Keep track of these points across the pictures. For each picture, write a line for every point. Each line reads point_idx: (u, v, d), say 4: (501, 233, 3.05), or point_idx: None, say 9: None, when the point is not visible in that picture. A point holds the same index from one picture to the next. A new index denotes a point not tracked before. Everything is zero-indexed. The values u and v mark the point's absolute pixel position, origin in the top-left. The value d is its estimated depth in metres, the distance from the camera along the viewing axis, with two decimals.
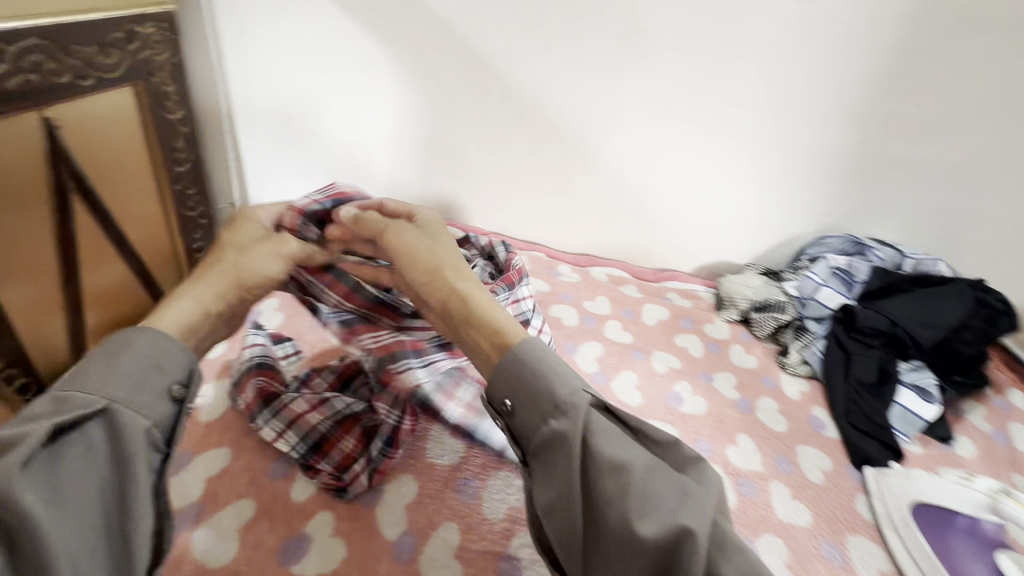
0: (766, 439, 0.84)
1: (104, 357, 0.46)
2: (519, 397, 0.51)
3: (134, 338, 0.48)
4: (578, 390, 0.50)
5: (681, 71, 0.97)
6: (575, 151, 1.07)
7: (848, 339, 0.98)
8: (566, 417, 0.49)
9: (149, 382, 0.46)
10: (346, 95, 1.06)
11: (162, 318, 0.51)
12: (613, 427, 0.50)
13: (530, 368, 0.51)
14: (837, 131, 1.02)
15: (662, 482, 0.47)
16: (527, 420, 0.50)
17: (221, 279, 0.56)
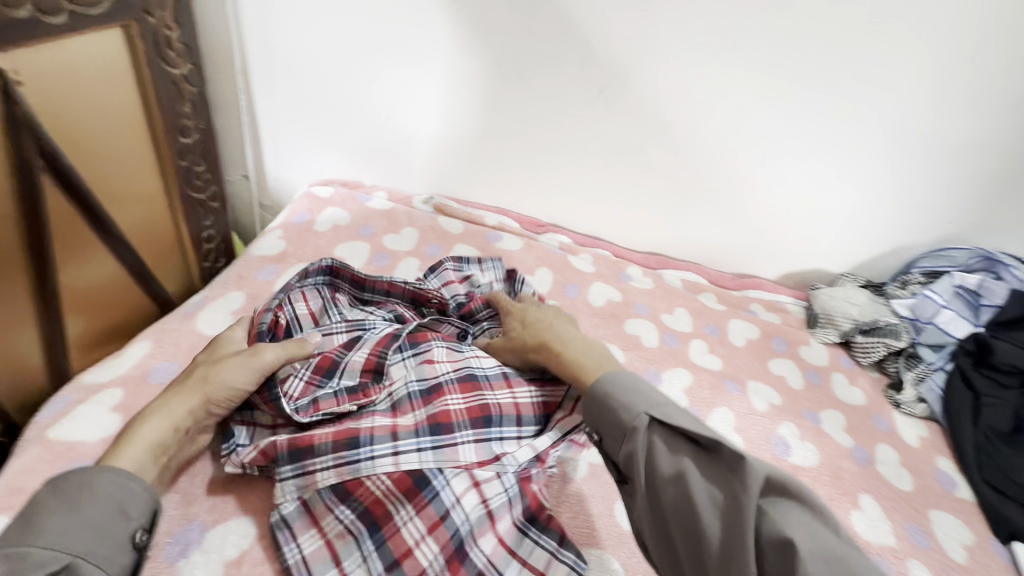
0: (892, 501, 0.70)
1: (63, 498, 0.46)
2: (599, 428, 0.52)
3: (91, 479, 0.47)
4: (638, 413, 0.49)
5: (813, 38, 0.78)
6: (660, 133, 0.88)
7: (978, 375, 0.83)
8: (628, 440, 0.49)
9: (107, 529, 0.46)
10: (388, 51, 0.87)
11: (130, 443, 0.53)
12: (670, 440, 0.48)
13: (608, 399, 0.52)
14: (990, 123, 0.83)
15: (717, 487, 0.44)
16: (610, 450, 0.51)
17: (191, 397, 0.58)
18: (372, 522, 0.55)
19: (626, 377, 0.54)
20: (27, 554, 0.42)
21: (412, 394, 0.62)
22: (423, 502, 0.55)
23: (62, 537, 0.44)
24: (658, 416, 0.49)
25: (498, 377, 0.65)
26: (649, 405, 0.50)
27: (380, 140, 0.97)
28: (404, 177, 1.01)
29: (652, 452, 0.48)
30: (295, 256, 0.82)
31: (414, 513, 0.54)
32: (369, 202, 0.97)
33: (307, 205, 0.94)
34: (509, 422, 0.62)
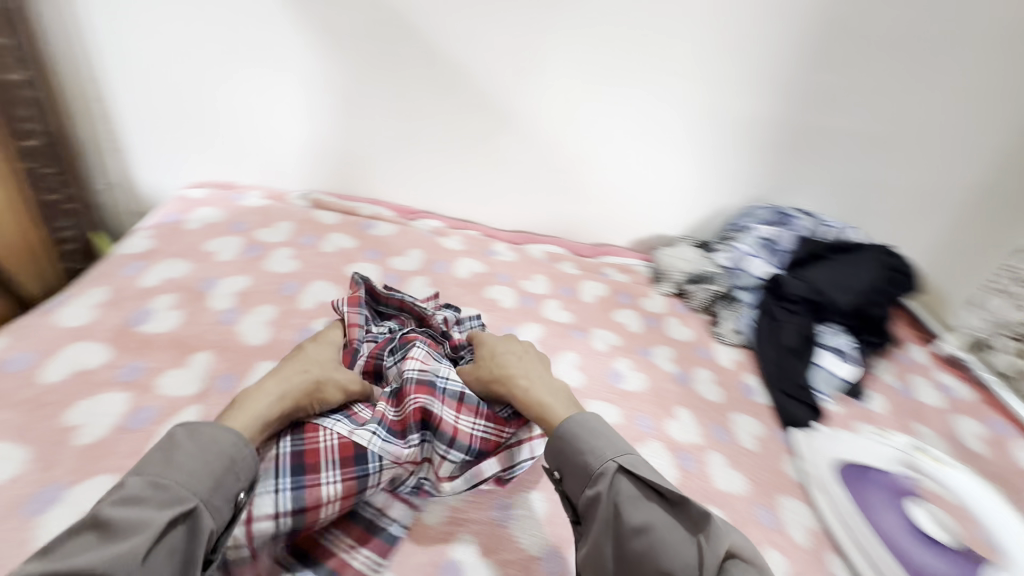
0: (703, 410, 0.86)
1: (196, 444, 0.49)
2: (564, 469, 0.59)
3: (220, 437, 0.51)
4: (608, 462, 0.56)
5: (614, 37, 0.93)
6: (504, 122, 1.01)
7: (775, 306, 1.01)
8: (597, 484, 0.55)
9: (223, 483, 0.49)
10: (244, 57, 0.93)
11: (249, 405, 0.56)
12: (637, 492, 0.54)
13: (581, 437, 0.58)
14: (763, 102, 1.03)
15: (679, 539, 0.51)
16: (574, 490, 0.57)
17: (302, 382, 0.60)
18: (301, 465, 0.56)
19: (593, 421, 0.60)
20: (164, 485, 0.46)
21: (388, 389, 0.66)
22: (353, 475, 0.57)
23: (187, 479, 0.47)
24: (626, 466, 0.55)
25: (454, 395, 0.64)
26: (616, 454, 0.56)
27: (251, 141, 1.03)
28: (280, 175, 1.07)
29: (621, 498, 0.54)
30: (162, 253, 0.86)
31: (342, 474, 0.57)
32: (242, 201, 1.01)
33: (177, 206, 0.98)
34: (443, 439, 0.62)
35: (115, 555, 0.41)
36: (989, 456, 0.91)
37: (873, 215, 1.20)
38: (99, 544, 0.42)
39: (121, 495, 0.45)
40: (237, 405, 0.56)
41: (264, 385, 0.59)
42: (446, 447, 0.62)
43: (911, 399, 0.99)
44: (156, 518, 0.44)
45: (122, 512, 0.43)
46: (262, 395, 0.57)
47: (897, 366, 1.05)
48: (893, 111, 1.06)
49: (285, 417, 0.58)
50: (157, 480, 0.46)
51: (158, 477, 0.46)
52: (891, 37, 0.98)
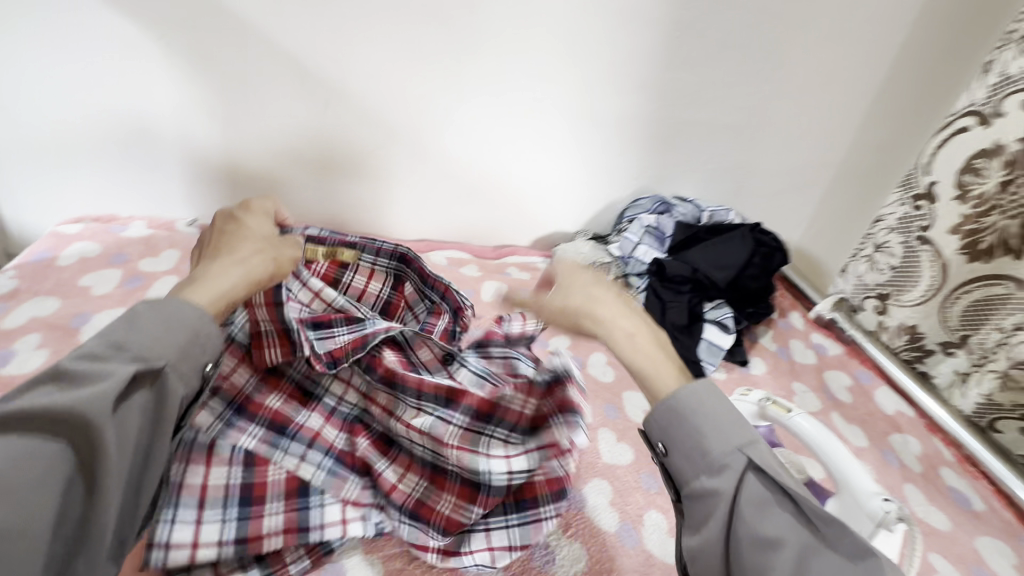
0: (595, 391, 0.92)
1: (161, 318, 0.50)
2: (676, 449, 0.53)
3: (184, 309, 0.51)
4: (735, 451, 0.50)
5: (483, 48, 0.98)
6: (392, 135, 1.04)
7: (662, 289, 1.09)
8: (718, 476, 0.49)
9: (190, 351, 0.51)
10: (106, 88, 0.91)
11: (219, 283, 0.56)
12: (769, 494, 0.48)
13: (698, 422, 0.52)
14: (634, 101, 1.11)
15: (820, 565, 0.44)
16: (682, 470, 0.53)
17: (262, 263, 0.61)
18: (248, 496, 0.64)
19: (707, 395, 0.53)
20: (125, 345, 0.47)
21: (346, 413, 0.71)
22: (295, 506, 0.65)
23: (155, 343, 0.48)
24: (755, 461, 0.49)
25: (413, 440, 0.69)
26: (744, 443, 0.50)
27: (128, 171, 1.01)
28: (166, 204, 1.06)
29: (743, 497, 0.48)
30: (29, 292, 0.83)
31: (284, 505, 0.64)
32: (124, 232, 0.99)
33: (50, 243, 0.94)
34: (388, 484, 0.68)
35: (87, 399, 0.43)
36: (854, 403, 1.01)
37: (748, 197, 1.32)
38: (64, 391, 0.44)
39: (83, 350, 0.46)
40: (196, 280, 0.56)
41: (222, 263, 0.58)
42: (393, 493, 0.68)
43: (788, 360, 1.09)
44: (118, 371, 0.45)
45: (86, 365, 0.45)
46: (219, 271, 0.57)
47: (777, 331, 1.15)
48: (752, 102, 1.16)
49: (248, 292, 0.59)
50: (118, 342, 0.48)
51: (120, 339, 0.48)
52: (739, 36, 1.06)
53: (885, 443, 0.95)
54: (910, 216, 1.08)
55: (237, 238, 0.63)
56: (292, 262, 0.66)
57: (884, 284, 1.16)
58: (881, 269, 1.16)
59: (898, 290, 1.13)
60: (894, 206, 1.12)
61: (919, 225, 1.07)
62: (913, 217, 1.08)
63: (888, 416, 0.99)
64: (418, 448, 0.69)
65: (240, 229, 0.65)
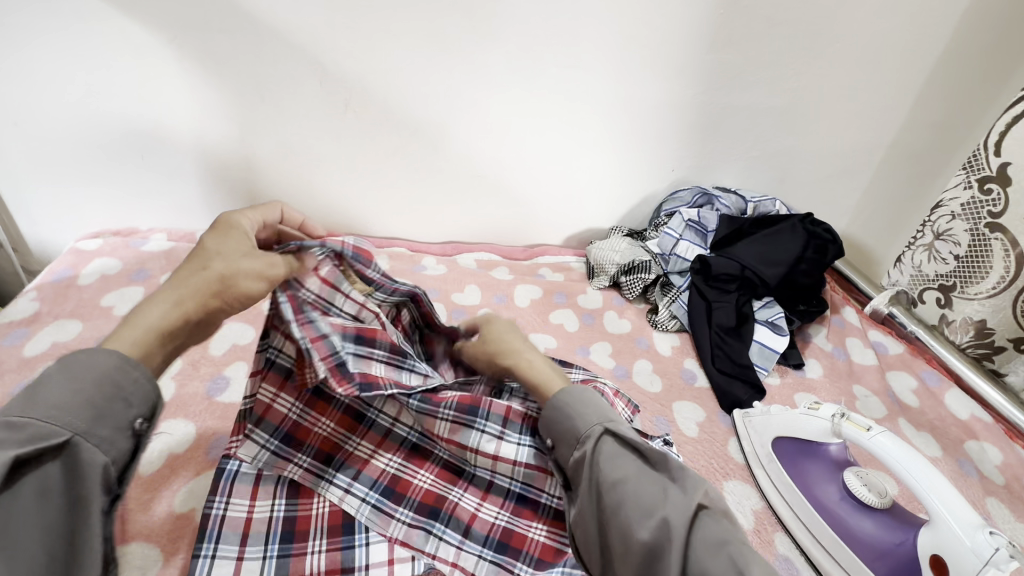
0: (644, 403, 0.87)
1: (68, 376, 0.44)
2: (557, 436, 0.58)
3: (98, 365, 0.45)
4: (596, 424, 0.55)
5: (509, 36, 0.91)
6: (417, 134, 0.98)
7: (708, 288, 1.02)
8: (582, 446, 0.55)
9: (108, 412, 0.45)
10: (116, 96, 0.87)
11: (142, 321, 0.48)
12: (623, 452, 0.53)
13: (574, 407, 0.57)
14: (671, 86, 1.02)
15: (653, 491, 0.50)
16: (564, 454, 0.57)
17: (197, 287, 0.50)
18: (292, 531, 0.60)
19: (583, 394, 0.58)
20: (24, 425, 0.41)
21: (406, 441, 0.66)
22: (339, 545, 0.61)
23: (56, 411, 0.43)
24: (612, 428, 0.55)
25: (481, 483, 0.66)
26: (604, 417, 0.56)
27: (144, 181, 0.97)
28: (185, 215, 1.02)
29: (598, 458, 0.54)
30: (50, 315, 0.80)
31: (329, 543, 0.61)
32: (144, 247, 0.95)
33: (69, 260, 0.91)
34: (454, 526, 0.64)
35: None
36: (921, 408, 0.94)
37: (794, 185, 1.24)
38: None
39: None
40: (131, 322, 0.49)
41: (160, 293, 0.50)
42: (460, 536, 0.64)
43: (846, 361, 1.01)
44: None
45: None
46: (152, 307, 0.49)
47: (832, 330, 1.08)
48: (799, 83, 1.07)
49: (185, 325, 0.49)
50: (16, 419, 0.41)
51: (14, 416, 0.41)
52: (788, 10, 0.97)
53: (958, 452, 0.87)
54: (977, 202, 0.97)
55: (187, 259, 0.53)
56: (252, 275, 0.51)
57: (948, 275, 1.06)
58: (943, 259, 1.06)
59: (964, 282, 1.03)
60: (956, 190, 1.01)
61: (989, 211, 0.96)
62: (981, 203, 0.96)
63: (961, 421, 0.91)
64: (499, 479, 0.65)
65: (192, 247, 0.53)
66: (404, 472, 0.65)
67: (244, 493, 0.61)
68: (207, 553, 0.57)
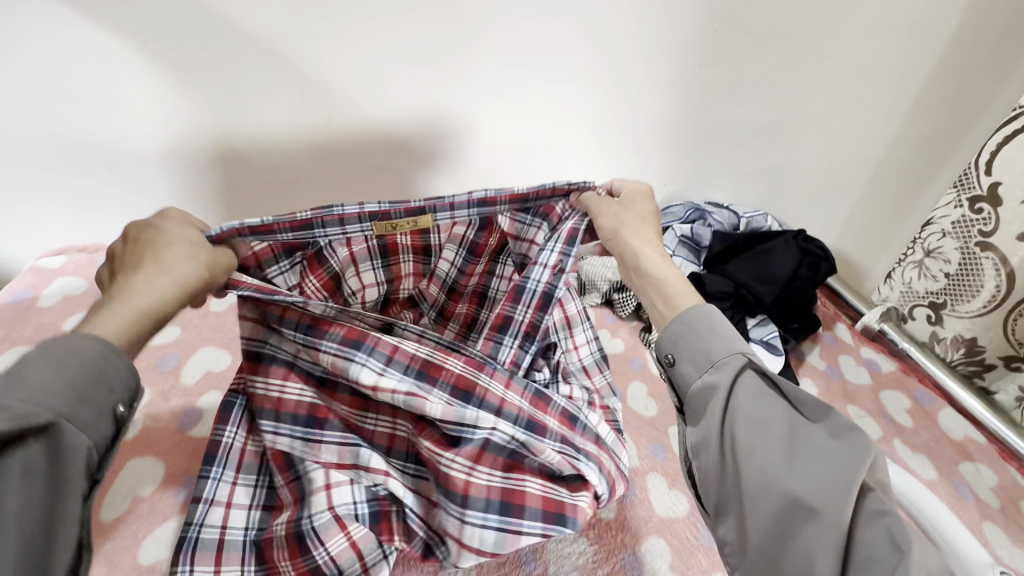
0: (638, 429, 0.86)
1: (49, 356, 0.44)
2: (681, 353, 0.59)
3: (80, 346, 0.45)
4: (734, 353, 0.56)
5: (500, 48, 0.87)
6: (406, 148, 0.96)
7: (702, 305, 1.00)
8: (717, 371, 0.55)
9: (91, 395, 0.45)
10: (78, 105, 0.81)
11: (139, 294, 0.51)
12: (764, 392, 0.53)
13: (701, 333, 0.59)
14: (664, 100, 1.00)
15: (814, 444, 0.49)
16: (686, 374, 0.58)
17: (193, 266, 0.56)
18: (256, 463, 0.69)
19: (716, 317, 0.59)
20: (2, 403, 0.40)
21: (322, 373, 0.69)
22: (291, 477, 0.68)
23: (38, 389, 0.43)
24: (755, 362, 0.55)
25: None
26: (742, 348, 0.56)
27: (113, 194, 0.92)
28: None
29: (738, 396, 0.54)
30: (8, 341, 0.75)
31: (283, 478, 0.68)
32: None
33: (29, 279, 0.85)
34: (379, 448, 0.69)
35: None
36: (915, 428, 0.93)
37: (785, 199, 1.23)
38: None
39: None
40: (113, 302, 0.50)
41: (146, 272, 0.53)
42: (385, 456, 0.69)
43: (840, 380, 1.00)
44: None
45: None
46: (145, 287, 0.52)
47: (825, 347, 1.07)
48: (791, 98, 1.06)
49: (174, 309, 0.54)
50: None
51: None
52: (784, 25, 0.95)
53: (954, 474, 0.86)
54: (968, 220, 0.97)
55: (157, 244, 0.56)
56: (229, 266, 0.61)
57: (938, 292, 1.06)
58: (933, 276, 1.06)
59: (954, 299, 1.03)
60: (946, 208, 1.00)
61: (979, 230, 0.96)
62: (971, 222, 0.96)
63: (956, 442, 0.91)
64: None
65: (155, 238, 0.57)
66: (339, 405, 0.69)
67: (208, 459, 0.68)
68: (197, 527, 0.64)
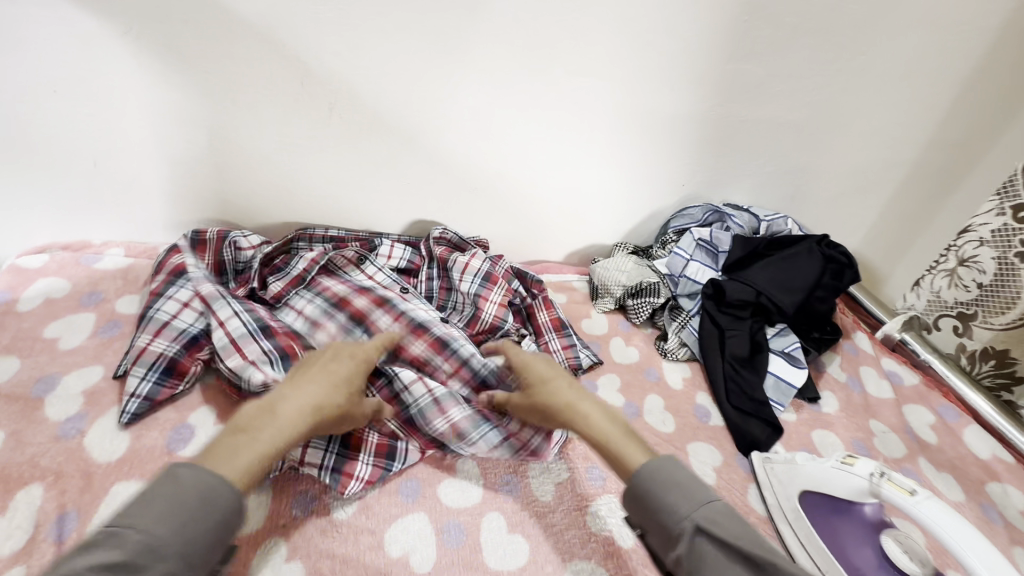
0: (656, 444, 0.80)
1: (199, 498, 0.44)
2: (644, 523, 0.54)
3: (214, 482, 0.45)
4: (683, 518, 0.50)
5: (516, 39, 0.81)
6: (409, 143, 0.90)
7: (720, 314, 0.96)
8: (676, 543, 0.50)
9: (212, 552, 0.45)
10: (59, 91, 0.75)
11: (268, 421, 0.52)
12: (718, 553, 0.48)
13: (659, 488, 0.53)
14: (688, 97, 0.95)
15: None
16: (658, 546, 0.53)
17: (322, 389, 0.58)
18: (196, 345, 0.68)
19: (674, 468, 0.54)
20: (153, 551, 0.41)
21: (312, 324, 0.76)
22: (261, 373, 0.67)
23: (173, 532, 0.42)
24: (704, 525, 0.49)
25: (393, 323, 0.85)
26: (693, 511, 0.50)
27: (100, 187, 0.86)
28: (146, 226, 0.92)
29: (699, 562, 0.49)
30: None
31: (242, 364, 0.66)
32: (97, 263, 0.84)
33: (8, 281, 0.79)
34: None
35: None
36: (939, 445, 0.89)
37: (807, 202, 1.18)
38: None
39: (110, 559, 0.38)
40: (259, 425, 0.51)
41: (291, 392, 0.56)
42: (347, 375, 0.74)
43: (861, 393, 0.97)
44: None
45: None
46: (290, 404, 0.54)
47: (845, 358, 1.03)
48: (821, 96, 1.00)
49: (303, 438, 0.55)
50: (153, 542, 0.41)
51: (149, 539, 0.41)
52: (819, 17, 0.89)
53: (981, 495, 0.83)
54: (1010, 229, 0.92)
55: (312, 366, 0.61)
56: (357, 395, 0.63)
57: (969, 303, 1.02)
58: (965, 286, 1.02)
59: (985, 311, 0.99)
60: (986, 216, 0.96)
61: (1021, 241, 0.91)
62: (1014, 230, 0.92)
63: (981, 460, 0.87)
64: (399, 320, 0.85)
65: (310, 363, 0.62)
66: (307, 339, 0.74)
67: (159, 329, 0.68)
68: (145, 375, 0.64)
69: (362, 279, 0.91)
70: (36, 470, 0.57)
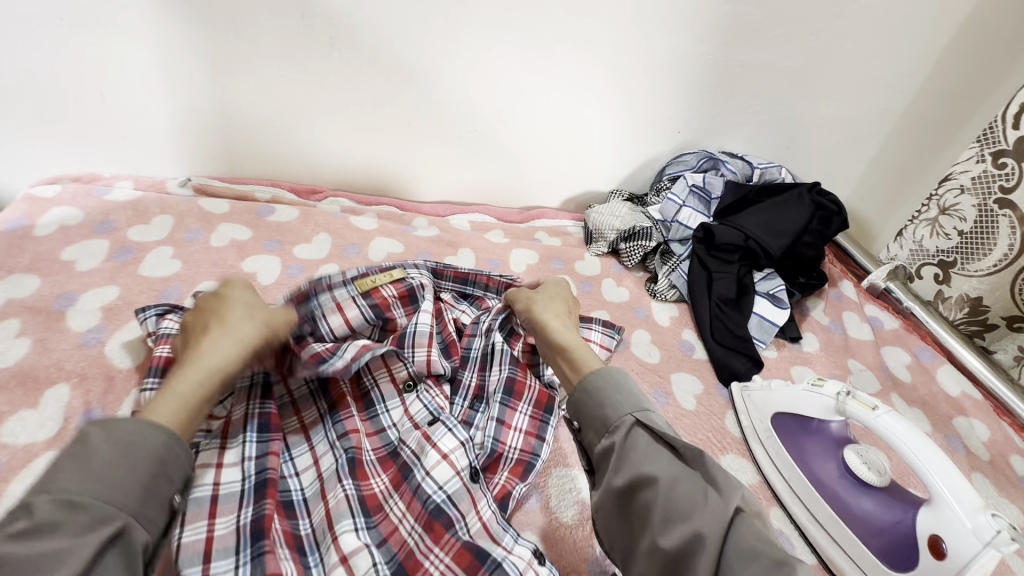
0: (641, 373, 0.84)
1: (115, 445, 0.42)
2: (583, 419, 0.53)
3: (147, 428, 0.43)
4: (625, 411, 0.50)
5: None
6: (409, 81, 0.91)
7: (709, 258, 0.99)
8: (612, 434, 0.49)
9: (154, 489, 0.42)
10: (67, 20, 0.78)
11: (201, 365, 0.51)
12: (650, 444, 0.47)
13: (605, 391, 0.52)
14: (686, 40, 0.95)
15: (692, 493, 0.43)
16: (590, 440, 0.52)
17: (247, 325, 0.56)
18: None
19: (624, 377, 0.53)
20: (77, 502, 0.38)
21: (339, 467, 0.58)
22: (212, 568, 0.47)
23: (91, 482, 0.39)
24: (644, 419, 0.49)
25: (419, 495, 0.56)
26: (637, 407, 0.50)
27: (108, 121, 0.89)
28: (154, 160, 0.95)
29: (629, 450, 0.48)
30: (5, 268, 0.72)
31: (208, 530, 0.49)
32: (108, 195, 0.87)
33: (24, 208, 0.83)
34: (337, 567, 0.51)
35: None
36: (913, 383, 0.94)
37: (802, 153, 1.19)
38: None
39: (20, 525, 0.36)
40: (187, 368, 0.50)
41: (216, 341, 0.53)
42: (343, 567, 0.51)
43: (842, 335, 1.00)
44: (81, 547, 0.36)
45: (25, 546, 0.35)
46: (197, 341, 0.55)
47: (829, 304, 1.06)
48: (817, 41, 1.00)
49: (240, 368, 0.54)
50: (72, 498, 0.38)
51: (69, 495, 0.38)
52: None
53: (947, 428, 0.88)
54: (989, 176, 0.93)
55: (223, 308, 0.58)
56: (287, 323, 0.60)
57: (949, 251, 1.04)
58: (945, 234, 1.03)
59: (965, 258, 1.01)
60: (967, 163, 0.96)
61: (1000, 186, 0.92)
62: (993, 177, 0.93)
63: (951, 397, 0.92)
64: (427, 483, 0.57)
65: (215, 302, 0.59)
66: (302, 526, 0.53)
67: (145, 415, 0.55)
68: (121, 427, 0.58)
69: (398, 411, 0.64)
70: (62, 373, 0.61)
